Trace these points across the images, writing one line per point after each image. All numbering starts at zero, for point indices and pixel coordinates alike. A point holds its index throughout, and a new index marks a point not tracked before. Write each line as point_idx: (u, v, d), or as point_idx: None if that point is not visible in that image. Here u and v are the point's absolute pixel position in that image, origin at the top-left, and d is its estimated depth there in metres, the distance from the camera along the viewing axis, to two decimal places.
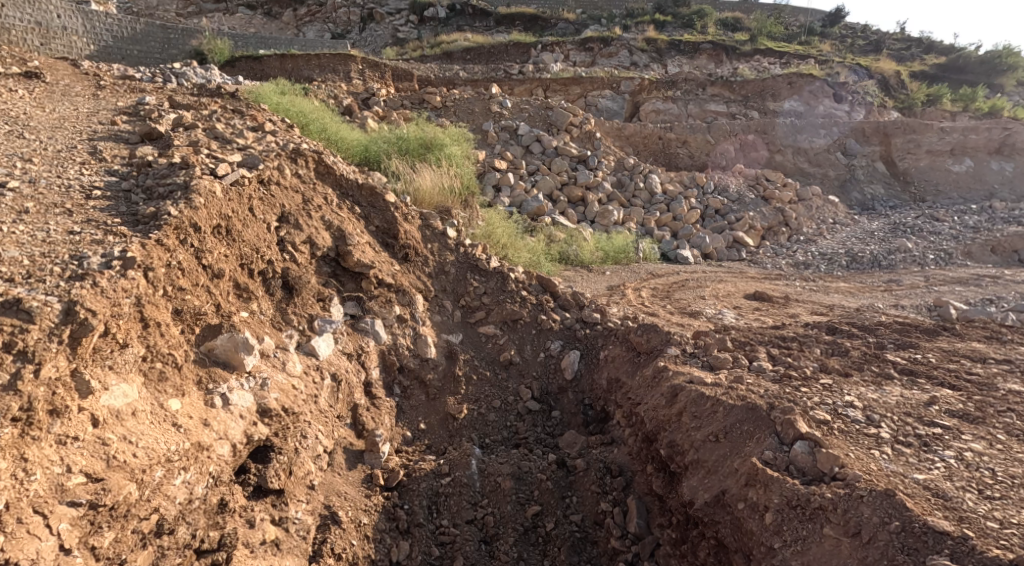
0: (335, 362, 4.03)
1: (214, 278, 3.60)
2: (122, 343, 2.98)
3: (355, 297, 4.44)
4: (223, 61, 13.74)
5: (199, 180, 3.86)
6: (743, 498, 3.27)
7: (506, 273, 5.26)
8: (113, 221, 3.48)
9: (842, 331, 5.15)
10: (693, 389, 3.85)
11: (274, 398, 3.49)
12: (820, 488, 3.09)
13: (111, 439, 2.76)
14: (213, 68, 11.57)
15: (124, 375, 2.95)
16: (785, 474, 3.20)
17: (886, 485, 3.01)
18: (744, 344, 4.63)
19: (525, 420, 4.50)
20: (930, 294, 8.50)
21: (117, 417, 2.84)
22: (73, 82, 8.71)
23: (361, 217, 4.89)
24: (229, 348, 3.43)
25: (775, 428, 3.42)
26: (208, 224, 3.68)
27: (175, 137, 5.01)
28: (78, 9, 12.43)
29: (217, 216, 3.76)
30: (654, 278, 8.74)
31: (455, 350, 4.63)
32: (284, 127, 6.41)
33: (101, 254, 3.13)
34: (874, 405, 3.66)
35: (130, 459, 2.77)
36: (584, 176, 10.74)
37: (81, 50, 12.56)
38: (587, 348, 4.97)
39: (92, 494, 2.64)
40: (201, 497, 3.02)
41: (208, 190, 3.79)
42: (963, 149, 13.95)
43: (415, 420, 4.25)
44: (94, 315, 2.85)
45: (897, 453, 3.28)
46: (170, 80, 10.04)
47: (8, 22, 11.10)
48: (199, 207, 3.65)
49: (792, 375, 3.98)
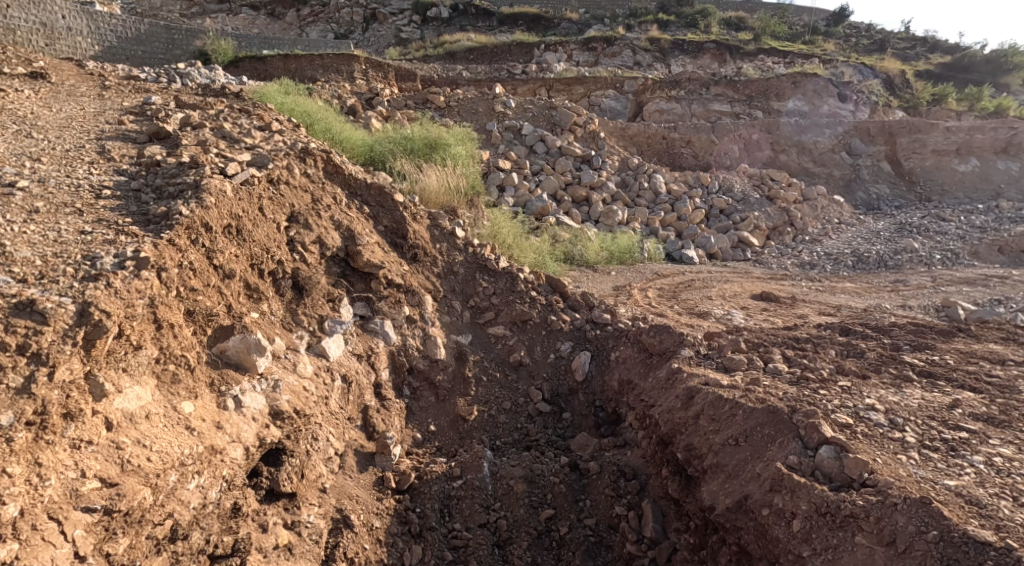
0: (345, 364, 3.99)
1: (225, 279, 3.56)
2: (136, 344, 2.94)
3: (365, 297, 4.39)
4: (227, 62, 13.72)
5: (209, 179, 3.83)
6: (767, 504, 3.22)
7: (516, 273, 5.22)
8: (124, 221, 3.44)
9: (856, 333, 5.10)
10: (710, 391, 3.80)
11: (285, 400, 3.44)
12: (849, 495, 3.04)
13: (125, 443, 2.72)
14: (218, 69, 11.54)
15: (137, 378, 2.91)
16: (812, 480, 3.15)
17: (920, 493, 2.95)
18: (758, 345, 4.59)
19: (536, 422, 4.46)
20: (937, 294, 8.45)
21: (130, 421, 2.79)
22: (78, 82, 8.68)
23: (370, 217, 4.84)
24: (240, 349, 3.37)
25: (799, 432, 3.37)
26: (219, 224, 3.64)
27: (182, 137, 4.98)
28: (82, 10, 12.44)
29: (228, 215, 3.73)
30: (660, 278, 8.71)
31: (465, 351, 4.60)
32: (291, 127, 6.37)
33: (113, 253, 3.09)
34: (896, 408, 3.61)
35: (144, 463, 2.73)
36: (588, 176, 10.68)
37: (85, 51, 12.57)
38: (598, 349, 4.94)
39: (107, 499, 2.60)
40: (215, 502, 2.98)
41: (219, 190, 3.75)
42: (969, 149, 13.87)
43: (425, 423, 4.22)
44: (108, 317, 2.81)
45: (925, 458, 3.23)
46: (174, 80, 10.01)
47: (12, 23, 11.16)
48: (210, 207, 3.61)
49: (809, 377, 3.93)
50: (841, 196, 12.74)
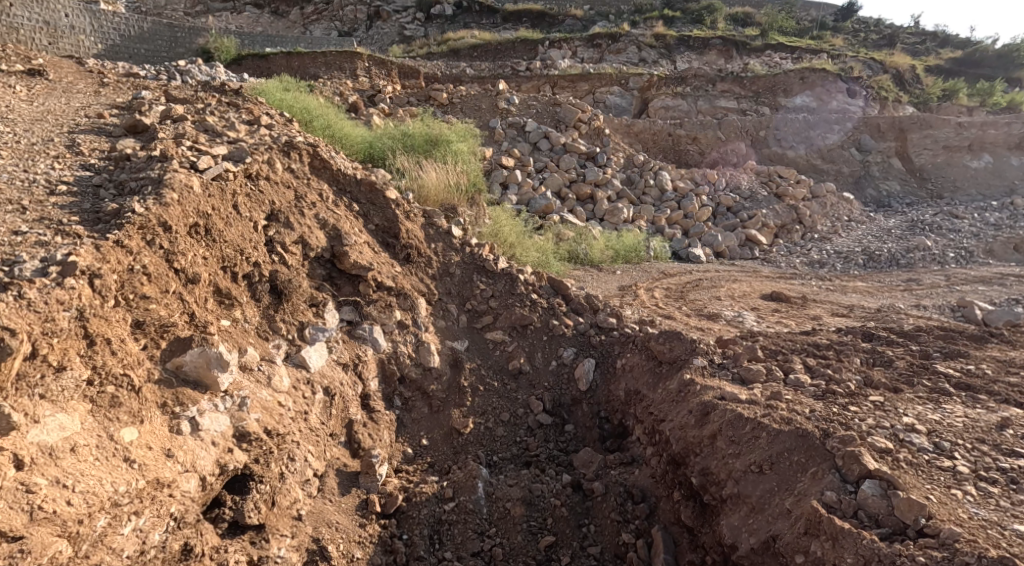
0: (328, 375, 3.69)
1: (188, 284, 3.24)
2: (58, 366, 2.60)
3: (352, 301, 4.07)
4: (229, 60, 13.44)
5: (173, 174, 3.51)
6: (802, 549, 2.85)
7: (516, 275, 4.88)
8: (69, 221, 3.12)
9: (879, 340, 4.75)
10: (728, 408, 3.46)
11: (254, 420, 3.13)
12: (905, 545, 2.66)
13: (38, 484, 2.37)
14: (218, 66, 11.22)
15: (62, 405, 2.57)
16: (857, 526, 2.77)
17: (994, 549, 2.57)
18: (776, 353, 4.26)
19: (536, 435, 4.15)
20: (952, 294, 8.06)
21: (49, 456, 2.45)
22: (76, 79, 8.36)
23: (359, 215, 4.52)
24: (199, 364, 3.02)
25: (836, 463, 3.01)
26: (183, 225, 3.33)
27: (161, 130, 4.66)
28: (85, 9, 12.16)
29: (193, 214, 3.41)
30: (666, 277, 8.37)
31: (460, 358, 4.27)
32: (282, 121, 6.04)
33: (39, 258, 2.79)
34: (940, 429, 3.25)
35: (62, 509, 2.39)
36: (593, 173, 10.33)
37: (87, 50, 12.27)
38: (602, 356, 4.61)
39: (7, 558, 2.23)
40: (159, 545, 2.65)
41: (183, 185, 3.44)
42: (981, 144, 13.48)
43: (416, 436, 3.93)
44: (14, 335, 2.48)
45: (983, 494, 2.87)
46: (173, 78, 9.71)
47: (15, 23, 10.90)
48: (171, 205, 3.30)
49: (835, 391, 3.58)
50: (851, 194, 12.35)
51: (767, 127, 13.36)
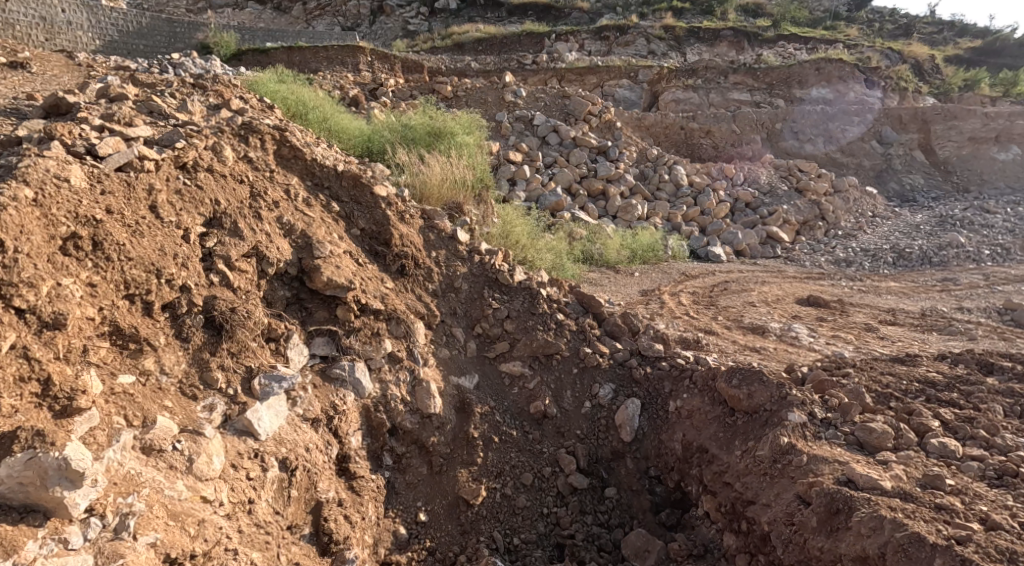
0: (289, 439, 2.64)
1: (49, 333, 2.23)
2: None
3: (326, 331, 3.02)
4: (229, 55, 12.30)
5: (40, 160, 2.50)
6: None
7: (537, 289, 3.76)
8: None
9: (1002, 374, 3.66)
10: (888, 518, 2.43)
11: (147, 545, 2.08)
12: None
13: None
14: (213, 59, 10.14)
15: None
16: None
17: None
18: (888, 397, 3.21)
19: (569, 506, 3.15)
20: (997, 295, 6.98)
21: None
22: (62, 72, 7.26)
23: (340, 216, 3.46)
24: (23, 482, 1.95)
25: None
26: (46, 243, 2.32)
27: (89, 108, 3.57)
28: (82, 3, 11.13)
29: (64, 222, 2.39)
30: (690, 280, 7.31)
31: (469, 401, 3.22)
32: (257, 104, 4.97)
33: None
34: None
35: None
36: (605, 168, 9.25)
37: (86, 46, 11.21)
38: (650, 396, 3.52)
39: None
40: None
41: (49, 180, 2.45)
42: (1009, 135, 12.27)
43: (411, 509, 2.90)
44: None
45: None
46: (166, 70, 8.52)
47: (10, 18, 10.11)
48: (19, 213, 2.29)
49: (1019, 474, 2.66)
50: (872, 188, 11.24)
51: (782, 120, 12.19)
